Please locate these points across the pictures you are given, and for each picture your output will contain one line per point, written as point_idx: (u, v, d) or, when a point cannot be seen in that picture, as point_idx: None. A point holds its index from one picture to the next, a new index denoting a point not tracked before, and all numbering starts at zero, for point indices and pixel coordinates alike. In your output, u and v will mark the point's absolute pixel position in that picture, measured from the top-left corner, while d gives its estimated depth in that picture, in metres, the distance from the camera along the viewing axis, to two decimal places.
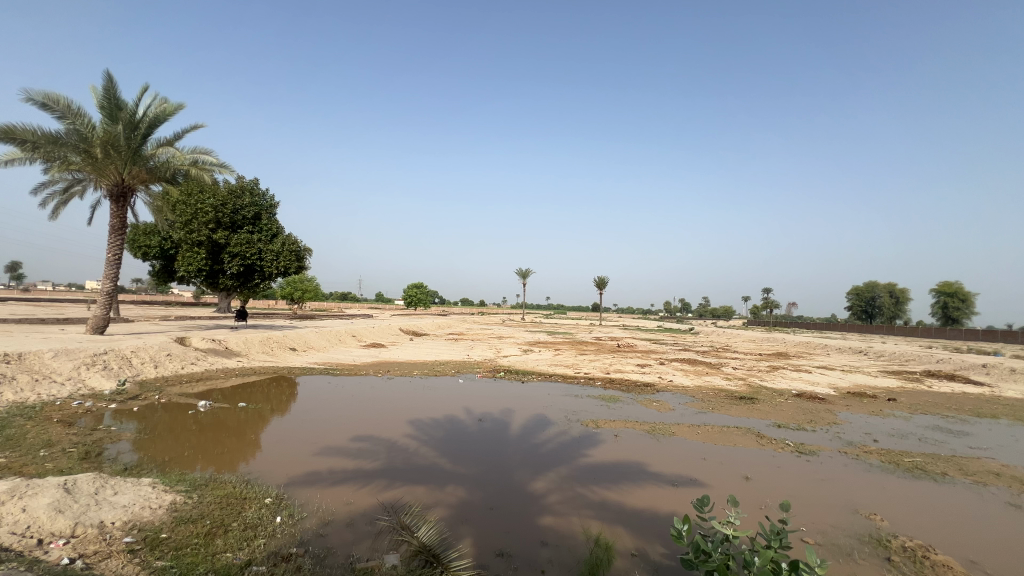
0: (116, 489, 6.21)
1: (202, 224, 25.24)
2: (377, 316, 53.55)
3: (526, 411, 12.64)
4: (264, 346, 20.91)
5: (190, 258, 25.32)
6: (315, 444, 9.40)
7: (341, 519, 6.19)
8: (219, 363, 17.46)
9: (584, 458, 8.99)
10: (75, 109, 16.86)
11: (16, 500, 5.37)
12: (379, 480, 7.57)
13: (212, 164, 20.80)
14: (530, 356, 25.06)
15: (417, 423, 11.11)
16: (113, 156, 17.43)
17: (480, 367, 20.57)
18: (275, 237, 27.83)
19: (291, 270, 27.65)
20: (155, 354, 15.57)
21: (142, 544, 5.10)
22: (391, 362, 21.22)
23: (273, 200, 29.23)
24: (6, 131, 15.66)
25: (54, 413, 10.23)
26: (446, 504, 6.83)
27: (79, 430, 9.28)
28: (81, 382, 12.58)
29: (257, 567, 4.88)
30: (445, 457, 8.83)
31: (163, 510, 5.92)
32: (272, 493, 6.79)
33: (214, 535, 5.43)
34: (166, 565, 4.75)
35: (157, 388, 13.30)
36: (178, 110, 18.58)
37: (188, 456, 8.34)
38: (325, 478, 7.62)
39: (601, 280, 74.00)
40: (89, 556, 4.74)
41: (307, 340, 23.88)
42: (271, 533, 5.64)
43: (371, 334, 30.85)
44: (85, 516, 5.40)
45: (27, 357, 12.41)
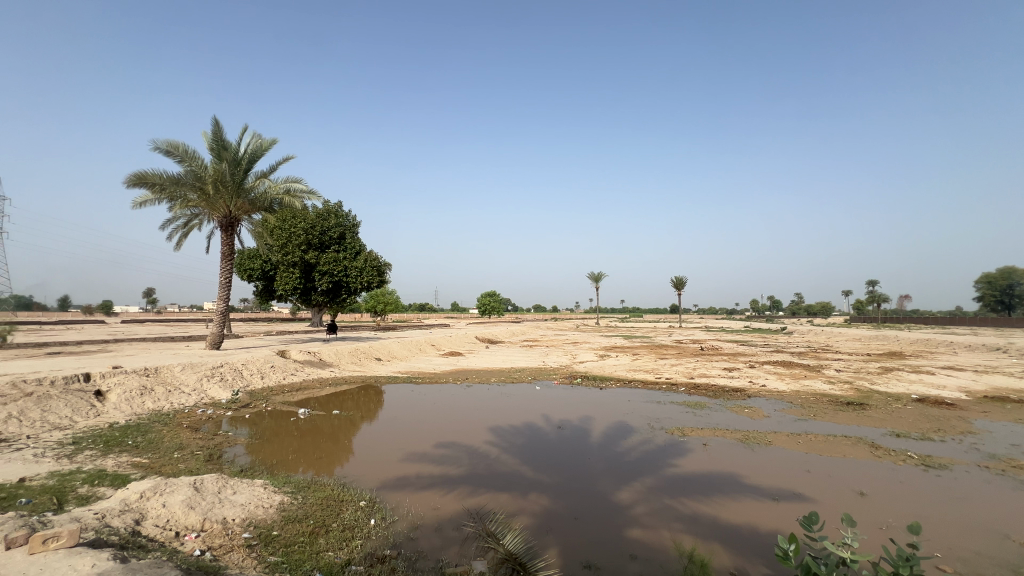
0: (234, 488, 6.91)
1: (295, 246, 27.68)
2: (454, 326, 55.12)
3: (606, 418, 12.36)
4: (353, 357, 22.37)
5: (287, 278, 27.82)
6: (402, 449, 9.85)
7: (429, 523, 6.40)
8: (314, 373, 18.93)
9: (672, 468, 8.55)
10: (191, 153, 19.30)
11: (157, 496, 6.17)
12: (464, 487, 7.73)
13: (302, 191, 22.72)
14: (607, 361, 24.45)
15: (497, 430, 11.26)
16: (222, 191, 19.71)
17: (556, 373, 20.44)
18: (359, 254, 29.78)
19: (373, 284, 29.40)
20: (262, 366, 17.26)
21: (258, 540, 5.63)
22: (469, 370, 21.72)
23: (355, 220, 31.37)
24: (140, 177, 18.32)
25: (184, 420, 11.67)
26: (529, 512, 6.82)
27: (203, 435, 10.49)
28: (203, 393, 14.23)
29: (355, 567, 5.18)
30: (527, 465, 8.82)
31: (273, 509, 6.49)
32: (366, 496, 7.20)
33: (318, 534, 5.85)
34: (278, 561, 5.17)
35: (264, 397, 14.73)
36: (272, 145, 20.54)
37: (292, 459, 9.10)
38: (413, 483, 7.92)
39: (679, 281, 70.82)
40: (215, 549, 5.31)
41: (391, 351, 25.23)
42: (367, 535, 5.96)
43: (450, 343, 31.93)
44: (211, 512, 6.06)
45: (161, 371, 14.28)
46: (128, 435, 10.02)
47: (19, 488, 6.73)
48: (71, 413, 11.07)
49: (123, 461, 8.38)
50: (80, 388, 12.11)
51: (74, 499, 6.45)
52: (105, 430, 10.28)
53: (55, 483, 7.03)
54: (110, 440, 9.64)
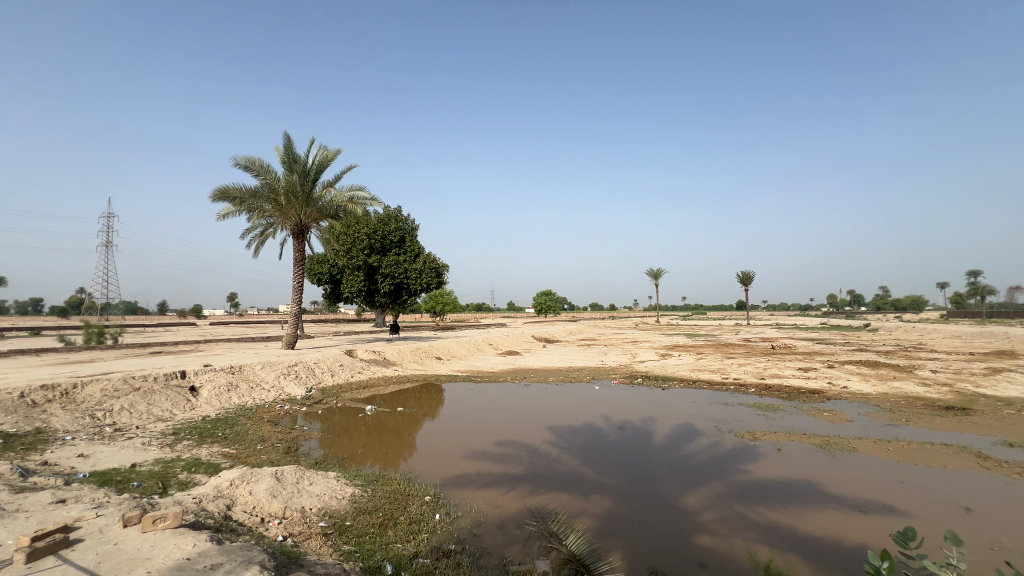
0: (310, 479, 7.36)
1: (359, 251, 29.05)
2: (510, 325, 55.37)
3: (669, 419, 11.95)
4: (415, 356, 23.17)
5: (353, 281, 29.28)
6: (463, 447, 10.07)
7: (493, 521, 6.50)
8: (379, 372, 19.81)
9: (743, 474, 8.11)
10: (266, 167, 20.82)
11: (245, 484, 6.72)
12: (525, 486, 7.77)
13: (364, 198, 23.80)
14: (668, 361, 23.58)
15: (556, 429, 11.26)
16: (293, 201, 21.10)
17: (616, 373, 20.02)
18: (418, 257, 30.76)
19: (432, 285, 30.31)
20: (332, 364, 18.30)
21: (333, 529, 5.97)
22: (527, 369, 21.79)
23: (414, 223, 32.45)
24: (223, 191, 20.02)
25: (265, 414, 12.62)
26: (592, 514, 6.73)
27: (282, 428, 11.29)
28: (281, 389, 15.32)
29: (422, 559, 5.36)
30: (588, 466, 8.70)
31: (346, 501, 6.86)
32: (431, 491, 7.43)
33: (386, 526, 6.11)
34: (351, 550, 5.46)
35: (334, 394, 15.63)
36: (336, 156, 21.69)
37: (361, 454, 9.57)
38: (474, 481, 8.06)
39: (745, 276, 67.02)
40: (295, 535, 5.70)
41: (450, 350, 25.86)
42: (433, 529, 6.14)
43: (507, 342, 32.21)
44: (291, 500, 6.50)
45: (245, 369, 15.51)
46: (218, 427, 11.01)
47: (131, 473, 7.58)
48: (171, 406, 12.30)
49: (214, 451, 9.20)
50: (177, 384, 13.44)
51: (175, 484, 7.17)
52: (200, 423, 11.35)
53: (159, 469, 7.84)
54: (203, 431, 10.63)
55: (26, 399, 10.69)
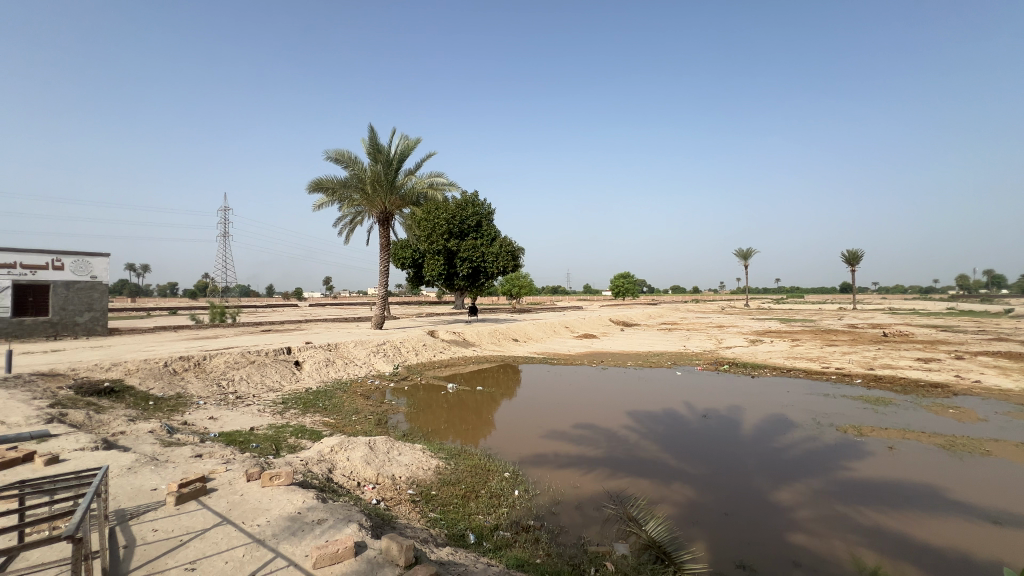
0: (400, 449, 7.92)
1: (439, 236, 30.17)
2: (587, 308, 54.43)
3: (759, 409, 11.22)
4: (493, 337, 23.81)
5: (434, 265, 30.52)
6: (541, 427, 10.23)
7: (571, 501, 6.57)
8: (459, 352, 20.62)
9: (845, 472, 7.40)
10: (354, 158, 22.20)
11: (343, 450, 7.40)
12: (603, 469, 7.74)
13: (443, 184, 24.57)
14: (759, 347, 21.92)
15: (636, 414, 11.02)
16: (379, 189, 22.35)
17: (699, 359, 19.06)
18: (495, 241, 31.23)
19: (508, 268, 30.75)
20: (416, 344, 19.35)
21: (420, 497, 6.40)
22: (604, 352, 21.46)
23: (491, 208, 32.96)
24: (319, 183, 21.72)
25: (359, 388, 13.74)
26: (672, 502, 6.56)
27: (373, 402, 12.24)
28: (371, 366, 16.55)
29: (503, 531, 5.58)
30: (669, 453, 8.44)
31: (432, 472, 7.30)
32: (510, 468, 7.67)
33: (469, 498, 6.42)
34: (438, 517, 5.83)
35: (419, 371, 16.59)
36: (416, 144, 22.52)
37: (444, 429, 10.09)
38: (553, 461, 8.18)
39: (852, 256, 60.16)
40: (387, 500, 6.19)
41: (526, 332, 26.21)
42: (512, 504, 6.35)
43: (584, 325, 31.96)
44: (383, 468, 7.07)
45: (340, 346, 16.90)
46: (319, 398, 12.20)
47: (251, 435, 8.67)
48: (280, 378, 13.83)
49: (316, 419, 10.23)
50: (285, 358, 15.03)
51: (286, 447, 8.08)
52: (304, 394, 12.66)
53: (273, 433, 8.90)
54: (307, 402, 11.83)
55: (168, 367, 12.56)
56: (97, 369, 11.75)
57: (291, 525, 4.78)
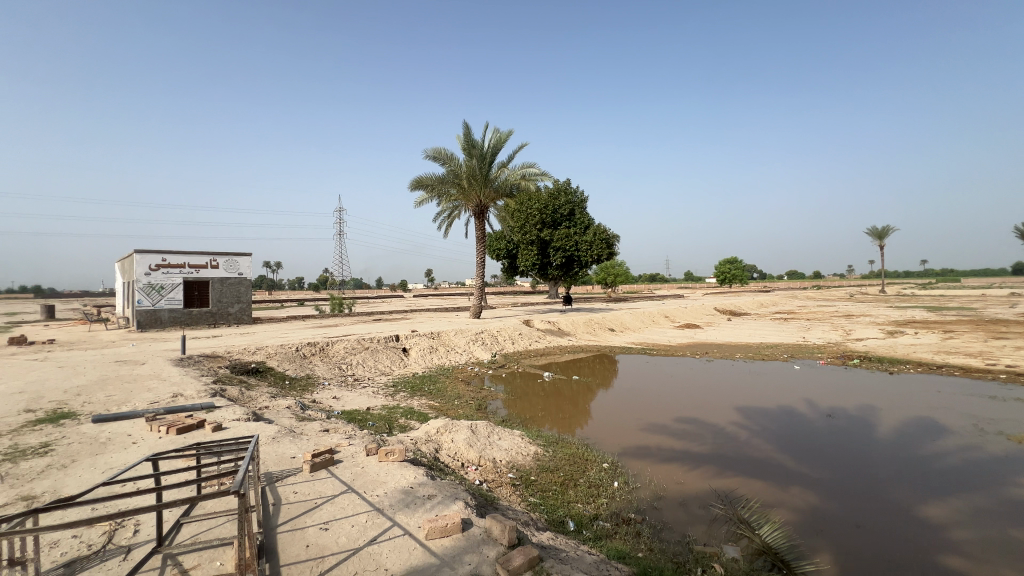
0: (499, 434, 8.21)
1: (533, 226, 30.48)
2: (688, 297, 51.47)
3: (899, 411, 9.78)
4: (588, 327, 23.56)
5: (527, 255, 30.94)
6: (640, 420, 9.95)
7: (674, 497, 6.33)
8: (555, 341, 20.74)
9: (1017, 490, 6.20)
10: (451, 156, 23.19)
11: (448, 432, 7.86)
12: (709, 466, 7.32)
13: (535, 174, 24.70)
14: (898, 339, 19.03)
15: (745, 410, 10.24)
16: (474, 184, 23.14)
17: (822, 352, 17.07)
18: (588, 229, 30.68)
19: (603, 257, 30.07)
20: (512, 333, 19.84)
21: (520, 481, 6.59)
22: (708, 344, 20.16)
23: (583, 195, 32.44)
24: (420, 181, 23.08)
25: (460, 375, 14.49)
26: (790, 507, 6.01)
27: (473, 388, 12.86)
28: (471, 353, 17.33)
29: (603, 522, 5.55)
30: (786, 454, 7.74)
31: (531, 458, 7.47)
32: (609, 459, 7.57)
33: (567, 486, 6.48)
34: (537, 502, 5.96)
35: (516, 360, 17.01)
36: (508, 136, 22.86)
37: (541, 417, 10.25)
38: (654, 455, 7.92)
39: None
40: (489, 482, 6.49)
41: (623, 322, 25.53)
42: (612, 495, 6.28)
43: (685, 315, 30.29)
44: (485, 451, 7.41)
45: (442, 334, 17.91)
46: (425, 383, 13.09)
47: (367, 414, 9.58)
48: (390, 363, 15.09)
49: (422, 402, 11.00)
50: (394, 345, 16.33)
51: (397, 426, 8.81)
52: (411, 378, 13.68)
53: (386, 413, 9.75)
54: (414, 386, 12.75)
55: (300, 351, 14.32)
56: (246, 352, 13.75)
57: (404, 497, 5.21)
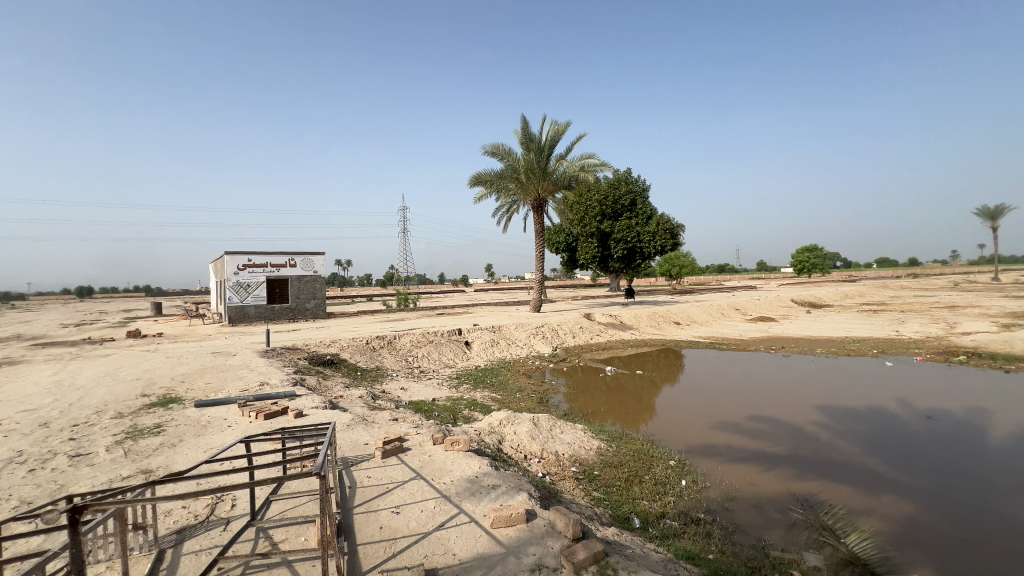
0: (561, 428, 8.20)
1: (593, 218, 29.98)
2: (761, 288, 48.36)
3: (1017, 414, 8.62)
4: (652, 320, 22.86)
5: (588, 248, 30.52)
6: (709, 417, 9.53)
7: (747, 498, 6.01)
8: (617, 335, 20.33)
9: None
10: (509, 150, 23.31)
11: (511, 425, 7.97)
12: (787, 468, 6.87)
13: (595, 165, 24.24)
14: (1016, 334, 16.74)
15: (828, 409, 9.48)
16: (532, 177, 23.13)
17: (920, 347, 15.39)
18: (651, 219, 29.69)
19: (667, 247, 28.96)
20: (573, 327, 19.70)
21: (583, 475, 6.56)
22: (785, 338, 18.85)
23: (645, 184, 31.41)
24: (479, 177, 23.44)
25: (521, 368, 14.64)
26: (882, 515, 5.50)
27: (535, 381, 12.95)
28: (532, 346, 17.43)
29: (670, 520, 5.39)
30: (876, 458, 7.09)
31: (594, 452, 7.40)
32: (676, 457, 7.33)
33: (633, 482, 6.36)
34: (601, 497, 5.91)
35: (577, 353, 16.89)
36: (566, 128, 22.58)
37: (604, 411, 10.11)
38: (725, 453, 7.56)
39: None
40: (552, 474, 6.51)
41: (690, 315, 24.50)
42: (679, 494, 6.08)
43: (758, 307, 28.52)
44: (547, 444, 7.44)
45: (503, 328, 18.15)
46: (487, 376, 13.36)
47: (433, 404, 9.95)
48: (454, 356, 15.54)
49: (485, 394, 11.24)
50: (457, 339, 16.78)
51: (461, 417, 9.07)
52: (474, 371, 14.01)
53: (451, 404, 10.07)
54: (477, 378, 13.04)
55: (370, 344, 15.12)
56: (322, 345, 14.75)
57: (470, 486, 5.37)
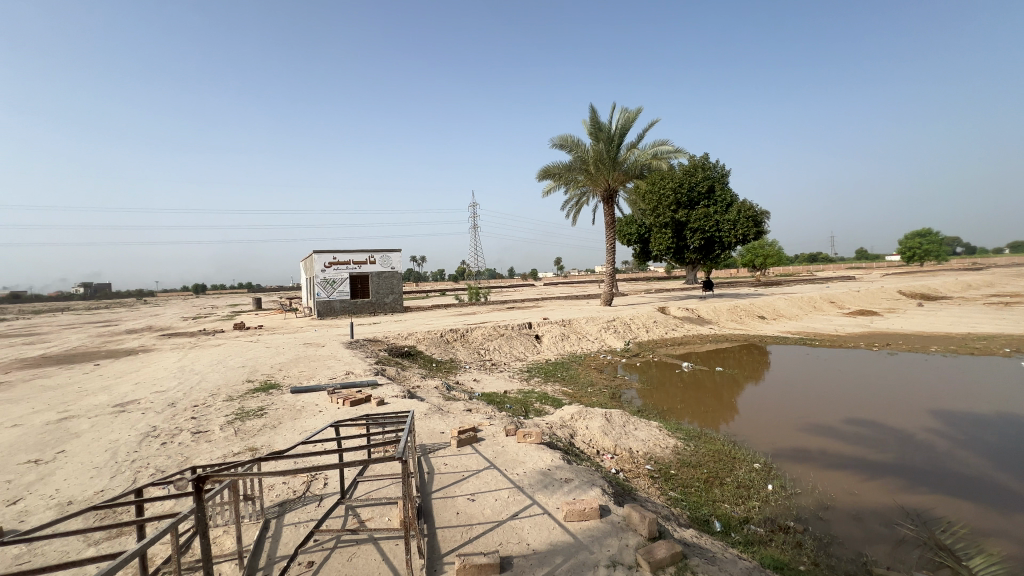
0: (635, 424, 8.00)
1: (666, 207, 28.75)
2: (861, 278, 43.68)
3: None
4: (733, 314, 21.53)
5: (661, 238, 29.37)
6: (799, 419, 8.81)
7: (845, 508, 5.50)
8: (694, 330, 19.39)
9: None
10: (577, 142, 22.95)
11: (582, 419, 7.91)
12: (894, 478, 6.17)
13: (668, 152, 23.21)
14: None
15: (946, 415, 8.39)
16: (601, 168, 22.62)
17: None
18: (731, 206, 27.88)
19: (750, 236, 27.05)
20: (646, 321, 19.06)
21: (659, 474, 6.36)
22: (890, 334, 16.91)
23: (724, 169, 29.54)
24: (547, 170, 23.34)
25: (592, 362, 14.46)
26: (1017, 538, 4.78)
27: (606, 376, 12.74)
28: (603, 341, 17.13)
29: (755, 527, 5.07)
30: (1009, 473, 6.16)
31: (670, 451, 7.14)
32: (761, 459, 6.87)
33: (712, 484, 6.05)
34: (678, 497, 5.69)
35: (651, 348, 16.34)
36: (637, 115, 21.79)
37: (680, 409, 9.72)
38: (818, 459, 6.96)
39: None
40: (625, 471, 6.38)
41: (776, 309, 22.76)
42: (765, 499, 5.70)
43: (857, 299, 25.81)
44: (620, 441, 7.30)
45: (573, 322, 18.00)
46: (558, 369, 13.36)
47: (505, 397, 10.13)
48: (525, 349, 15.70)
49: (556, 388, 11.25)
50: (528, 332, 16.91)
51: (533, 410, 9.17)
52: (545, 364, 14.07)
53: (522, 397, 10.20)
54: (547, 372, 13.08)
55: (444, 337, 15.69)
56: (401, 337, 15.55)
57: (542, 479, 5.42)
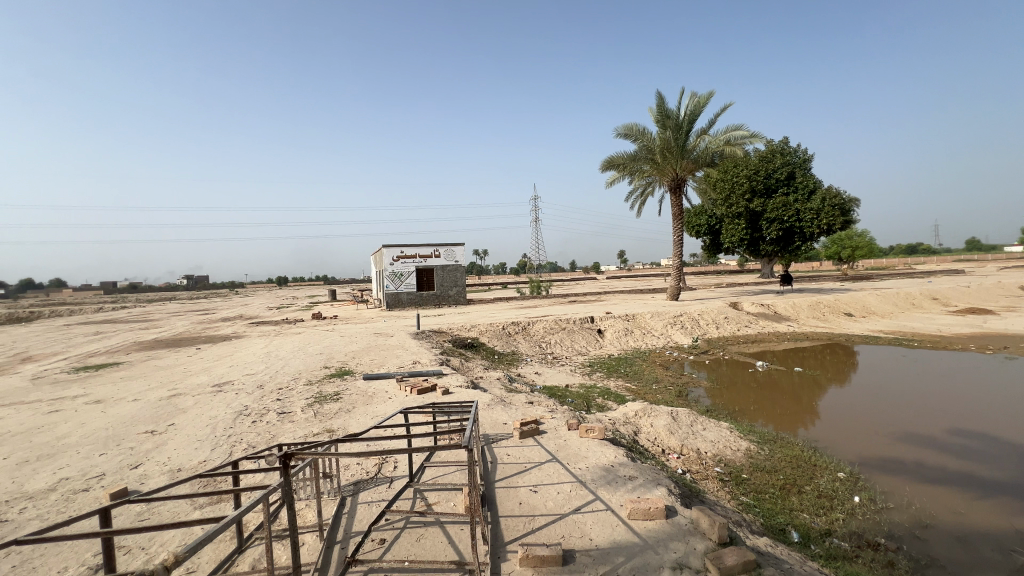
0: (704, 424, 7.67)
1: (740, 196, 27.10)
2: (971, 272, 38.75)
3: None
4: (815, 310, 19.93)
5: (733, 230, 27.77)
6: (892, 426, 8.01)
7: (948, 529, 4.94)
8: (770, 327, 18.20)
9: None
10: (643, 130, 22.17)
11: (647, 417, 7.71)
12: (1011, 500, 5.45)
13: (742, 137, 21.84)
14: None
15: None
16: (668, 157, 21.73)
17: None
18: (814, 194, 25.75)
19: (835, 226, 24.83)
20: (717, 316, 18.14)
21: (729, 477, 6.06)
22: (1008, 336, 14.88)
23: (807, 154, 27.33)
24: (611, 160, 22.78)
25: (657, 358, 14.03)
26: None
27: (673, 372, 12.31)
28: (669, 337, 16.54)
29: (839, 541, 4.70)
30: None
31: (741, 454, 6.78)
32: (846, 468, 6.34)
33: (789, 492, 5.68)
34: (750, 503, 5.40)
35: (721, 346, 15.54)
36: (708, 99, 20.63)
37: (753, 410, 9.19)
38: (916, 471, 6.29)
39: None
40: (693, 473, 6.15)
41: (865, 305, 20.78)
42: (851, 511, 5.27)
43: (966, 296, 22.92)
44: (687, 440, 7.04)
45: (638, 317, 17.54)
46: (621, 365, 13.11)
47: (567, 390, 10.11)
48: (587, 344, 15.54)
49: (619, 384, 11.06)
50: (590, 326, 16.69)
51: (595, 405, 9.08)
52: (607, 359, 13.85)
53: (584, 391, 10.13)
54: (610, 367, 12.86)
55: (507, 329, 15.90)
56: (465, 329, 15.97)
57: (605, 474, 5.36)
